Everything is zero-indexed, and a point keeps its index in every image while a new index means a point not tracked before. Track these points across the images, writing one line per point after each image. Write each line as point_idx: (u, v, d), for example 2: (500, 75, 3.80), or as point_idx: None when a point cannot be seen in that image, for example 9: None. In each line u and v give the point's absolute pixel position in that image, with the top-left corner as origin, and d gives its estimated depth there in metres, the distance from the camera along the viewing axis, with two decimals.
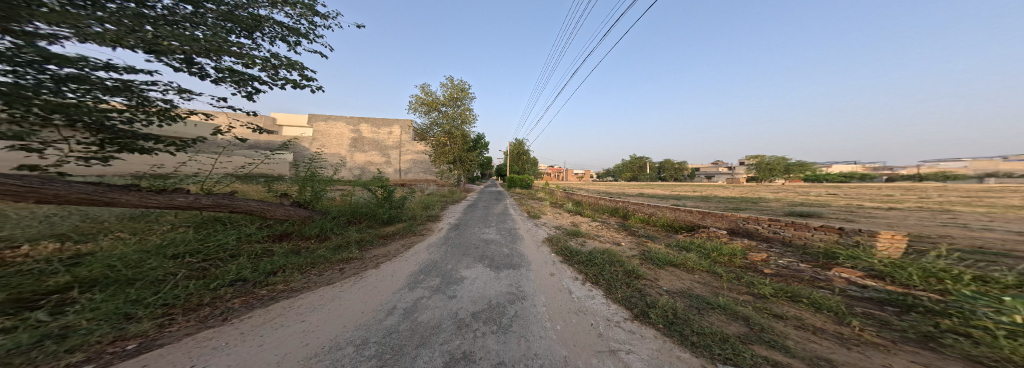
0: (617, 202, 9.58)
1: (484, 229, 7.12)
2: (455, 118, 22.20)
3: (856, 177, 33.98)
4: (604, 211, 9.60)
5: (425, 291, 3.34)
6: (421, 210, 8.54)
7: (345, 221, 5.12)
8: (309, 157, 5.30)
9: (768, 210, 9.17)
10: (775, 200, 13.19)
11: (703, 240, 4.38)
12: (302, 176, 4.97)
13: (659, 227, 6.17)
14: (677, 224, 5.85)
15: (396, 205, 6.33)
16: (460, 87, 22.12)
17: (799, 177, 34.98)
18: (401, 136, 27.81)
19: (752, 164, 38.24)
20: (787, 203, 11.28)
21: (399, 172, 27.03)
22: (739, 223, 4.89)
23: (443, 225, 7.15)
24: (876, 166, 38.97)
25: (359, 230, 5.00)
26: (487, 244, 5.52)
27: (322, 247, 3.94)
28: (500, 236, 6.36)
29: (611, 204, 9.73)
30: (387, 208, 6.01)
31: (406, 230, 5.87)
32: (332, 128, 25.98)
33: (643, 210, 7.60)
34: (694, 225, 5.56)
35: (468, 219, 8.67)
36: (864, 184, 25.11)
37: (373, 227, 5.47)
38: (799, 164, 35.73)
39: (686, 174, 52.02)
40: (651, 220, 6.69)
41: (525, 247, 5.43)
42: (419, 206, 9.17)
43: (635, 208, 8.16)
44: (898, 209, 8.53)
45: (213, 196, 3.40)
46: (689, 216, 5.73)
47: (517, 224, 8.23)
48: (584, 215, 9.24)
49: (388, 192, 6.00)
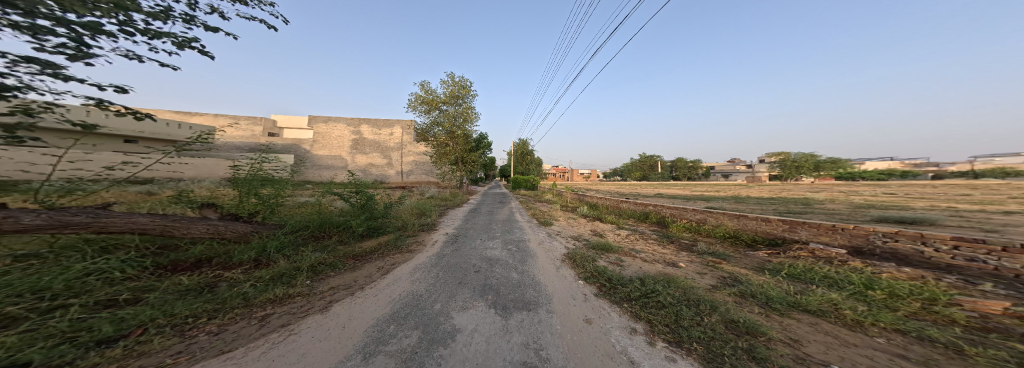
0: (642, 205, 8.16)
1: (486, 241, 5.85)
2: (458, 116, 21.21)
3: (895, 176, 31.06)
4: (627, 216, 8.10)
5: (388, 360, 2.00)
6: (412, 218, 7.28)
7: (304, 237, 3.87)
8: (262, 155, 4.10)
9: (839, 213, 7.45)
10: (828, 200, 11.30)
11: (821, 265, 2.76)
12: (245, 177, 3.73)
13: (719, 238, 5.27)
14: (749, 236, 5.00)
15: (379, 214, 5.09)
16: (463, 84, 21.10)
17: (830, 175, 32.21)
18: (403, 137, 27.00)
19: (775, 161, 35.55)
20: (850, 205, 9.43)
21: (401, 175, 26.28)
22: (876, 240, 3.90)
23: (437, 237, 5.90)
24: (917, 162, 35.68)
25: (322, 251, 3.73)
26: (492, 265, 4.20)
27: (253, 281, 2.67)
28: (507, 252, 5.05)
29: (635, 208, 8.31)
30: (368, 217, 4.77)
31: (388, 246, 4.59)
32: (333, 130, 25.44)
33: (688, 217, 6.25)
34: (777, 237, 4.71)
35: (470, 227, 7.49)
36: (911, 182, 22.43)
37: (344, 244, 4.19)
38: (831, 161, 32.91)
39: (702, 173, 49.44)
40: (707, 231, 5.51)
41: (541, 270, 4.08)
42: (411, 213, 7.94)
43: (671, 215, 6.74)
44: (1017, 212, 6.67)
45: (66, 211, 2.16)
46: (785, 227, 4.73)
47: (527, 234, 6.90)
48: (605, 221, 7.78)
49: (368, 196, 4.77)
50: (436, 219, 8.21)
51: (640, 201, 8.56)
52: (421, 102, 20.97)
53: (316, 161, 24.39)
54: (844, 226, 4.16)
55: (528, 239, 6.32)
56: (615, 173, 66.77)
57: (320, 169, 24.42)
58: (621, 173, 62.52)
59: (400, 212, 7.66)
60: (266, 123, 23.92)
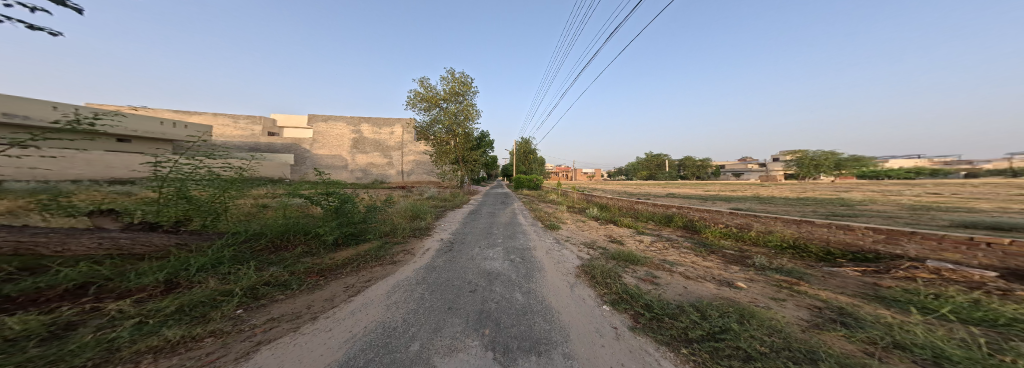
0: (661, 207, 7.26)
1: (485, 250, 5.05)
2: (458, 114, 20.62)
3: (923, 174, 29.24)
4: (644, 219, 7.24)
5: None
6: (403, 222, 6.54)
7: (256, 249, 3.10)
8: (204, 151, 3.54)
9: (895, 216, 6.43)
10: (867, 201, 10.17)
11: (975, 296, 1.87)
12: (175, 178, 3.08)
13: (773, 248, 4.38)
14: (818, 248, 4.05)
15: (357, 219, 4.33)
16: (464, 80, 20.51)
17: (852, 173, 30.55)
18: (404, 136, 26.53)
19: (791, 159, 33.92)
20: (897, 206, 8.35)
21: (402, 175, 25.85)
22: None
23: (429, 245, 5.13)
24: (947, 161, 33.60)
25: (275, 267, 2.92)
26: (490, 286, 3.40)
27: (146, 317, 1.70)
28: (510, 265, 4.23)
29: (653, 210, 7.44)
30: (342, 223, 4.00)
31: (366, 258, 3.82)
32: (334, 129, 25.15)
33: (729, 222, 5.35)
34: (868, 251, 3.70)
35: (469, 232, 6.69)
36: (944, 181, 20.87)
37: (308, 257, 3.39)
38: (853, 159, 31.15)
39: (711, 172, 47.84)
40: (758, 241, 4.62)
41: (551, 292, 3.27)
42: (403, 216, 7.21)
43: (702, 219, 5.85)
44: None
45: None
46: (880, 238, 3.67)
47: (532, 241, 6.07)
48: (619, 225, 6.93)
49: (342, 199, 4.04)
50: (432, 222, 7.45)
51: (659, 202, 7.68)
52: (421, 99, 20.42)
53: (316, 161, 24.11)
54: (990, 240, 3.01)
55: (534, 248, 5.50)
56: (621, 173, 65.40)
57: (321, 168, 24.14)
58: (626, 172, 61.24)
59: (390, 215, 6.95)
60: (266, 123, 23.70)
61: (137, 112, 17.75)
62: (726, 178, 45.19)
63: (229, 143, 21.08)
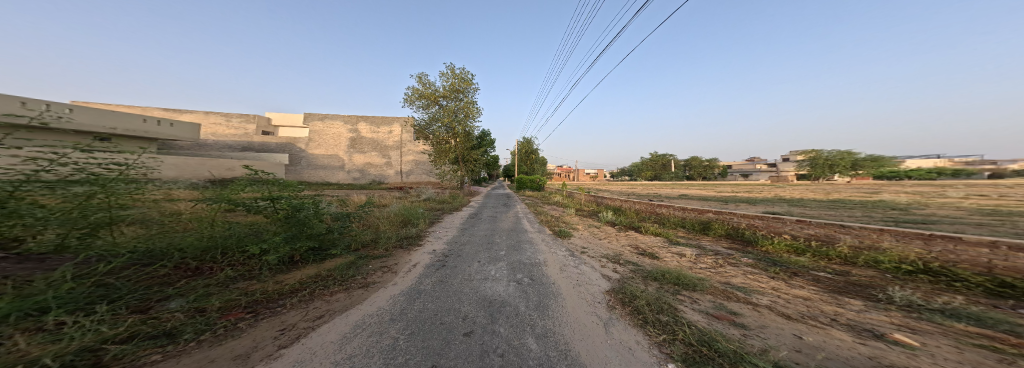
0: (692, 212, 6.24)
1: (485, 270, 4.09)
2: (458, 111, 19.75)
3: (945, 175, 27.89)
4: (671, 225, 6.20)
5: None
6: (387, 229, 5.52)
7: (145, 277, 2.08)
8: (85, 141, 2.31)
9: (978, 222, 5.36)
10: (914, 204, 9.07)
11: None
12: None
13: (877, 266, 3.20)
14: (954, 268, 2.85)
15: (319, 229, 3.38)
16: (464, 77, 19.65)
17: (869, 174, 29.25)
18: (402, 135, 25.68)
19: (804, 159, 32.64)
20: (960, 211, 7.26)
21: (401, 175, 25.01)
22: None
23: (416, 261, 4.17)
24: (969, 161, 32.19)
25: (171, 303, 1.84)
26: (490, 333, 2.38)
27: None
28: (516, 296, 3.21)
29: (682, 216, 6.41)
30: (294, 237, 3.06)
31: (324, 282, 2.79)
32: (330, 128, 24.36)
33: (797, 233, 4.28)
34: None
35: (466, 243, 5.75)
36: (973, 181, 19.65)
37: (239, 283, 2.35)
38: (870, 159, 29.85)
39: (718, 173, 46.63)
40: (844, 256, 3.51)
41: (579, 344, 2.26)
42: (390, 222, 6.19)
43: (754, 227, 4.82)
44: None
45: None
46: None
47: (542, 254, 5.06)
48: (643, 232, 5.89)
49: (294, 206, 3.11)
50: (425, 229, 6.44)
51: (687, 206, 6.65)
52: (420, 96, 19.56)
53: (312, 160, 23.29)
54: None
55: (545, 263, 4.48)
56: (625, 173, 64.20)
57: (317, 168, 23.31)
58: (630, 173, 60.10)
59: (374, 221, 5.96)
60: (260, 121, 22.90)
61: (123, 109, 16.96)
62: (734, 179, 43.91)
63: (221, 142, 20.29)
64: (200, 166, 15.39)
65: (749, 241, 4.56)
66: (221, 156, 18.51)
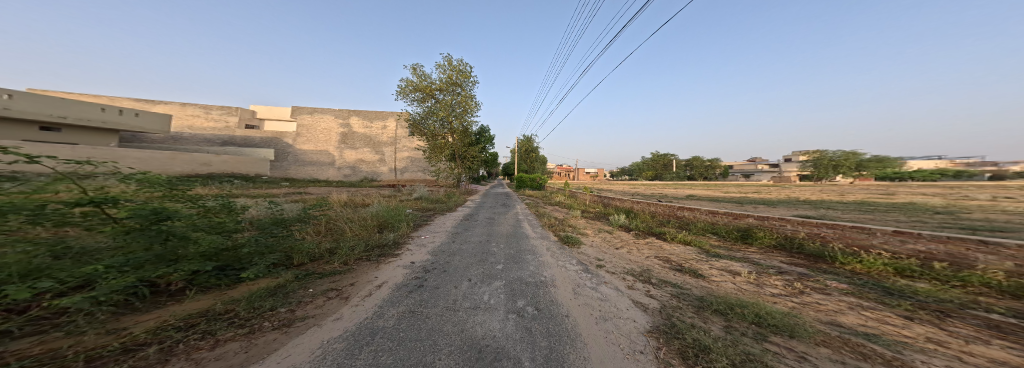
0: (727, 216, 5.29)
1: (477, 295, 3.11)
2: (455, 105, 18.66)
3: (948, 176, 27.57)
4: (701, 231, 5.19)
5: None
6: (349, 236, 4.40)
7: None
8: None
9: None
10: (953, 207, 8.26)
11: None
12: None
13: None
14: None
15: (213, 244, 2.24)
16: (462, 69, 18.55)
17: (873, 175, 28.78)
18: (396, 131, 24.50)
19: (809, 159, 32.05)
20: (1017, 216, 6.44)
21: (394, 172, 23.90)
22: None
23: (382, 286, 3.13)
24: (971, 163, 32.02)
25: None
26: None
27: None
28: (517, 341, 2.21)
29: (714, 220, 5.42)
30: (158, 259, 1.87)
31: (205, 329, 1.72)
32: (319, 122, 23.07)
33: (895, 250, 3.36)
34: None
35: (456, 255, 4.72)
36: (985, 183, 19.07)
37: (11, 344, 1.27)
38: (875, 159, 29.36)
39: (719, 173, 46.10)
40: (994, 284, 2.47)
41: None
42: (359, 226, 5.08)
43: (825, 239, 3.85)
44: None
45: None
46: None
47: (548, 270, 4.09)
48: (671, 240, 4.83)
49: (148, 213, 1.85)
50: (405, 236, 5.33)
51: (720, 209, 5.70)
52: (414, 88, 18.41)
53: (299, 156, 21.96)
54: None
55: (554, 285, 3.51)
56: (625, 172, 63.82)
57: (304, 164, 21.98)
58: (630, 172, 59.46)
59: (339, 226, 4.86)
60: (244, 114, 21.51)
61: (87, 98, 15.55)
62: (735, 179, 43.40)
63: (199, 136, 18.90)
64: (170, 160, 14.09)
65: (822, 257, 3.52)
66: (197, 150, 17.19)
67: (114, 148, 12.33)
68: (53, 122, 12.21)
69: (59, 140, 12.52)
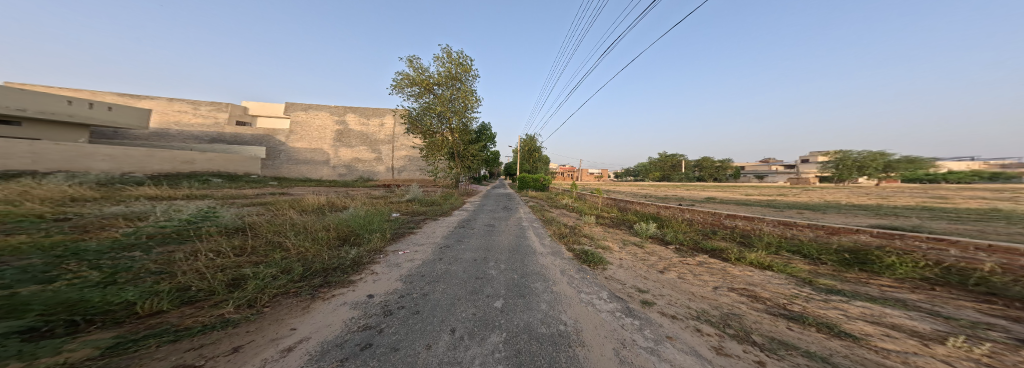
0: (833, 234, 3.85)
1: None
2: (454, 101, 17.47)
3: (985, 178, 25.55)
4: (778, 252, 3.73)
5: None
6: (281, 255, 3.08)
7: None
8: None
9: None
10: None
11: None
12: None
13: None
14: None
15: None
16: (461, 61, 17.35)
17: (901, 177, 26.89)
18: (394, 128, 23.44)
19: (830, 160, 30.13)
20: None
21: (392, 172, 22.82)
22: None
23: (291, 351, 1.79)
24: (1006, 164, 29.88)
25: None
26: None
27: None
28: None
29: (804, 237, 4.03)
30: None
31: None
32: (314, 119, 22.08)
33: None
34: None
35: (438, 284, 3.40)
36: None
37: None
38: (904, 160, 27.40)
39: (730, 174, 44.21)
40: None
41: None
42: (310, 240, 3.77)
43: None
44: None
45: None
46: None
47: (568, 314, 2.80)
48: (743, 264, 3.39)
49: None
50: (372, 255, 3.98)
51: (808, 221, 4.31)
52: (410, 82, 17.24)
53: (292, 154, 20.96)
54: None
55: (584, 349, 2.19)
56: (631, 173, 61.97)
57: (297, 163, 20.98)
58: (637, 173, 57.66)
59: (277, 238, 3.54)
60: (234, 110, 20.57)
61: (64, 92, 14.67)
62: (748, 180, 41.54)
63: (185, 132, 17.96)
64: (148, 158, 13.14)
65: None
66: (182, 147, 16.26)
67: (81, 144, 11.36)
68: (10, 115, 11.29)
69: (19, 135, 11.64)
